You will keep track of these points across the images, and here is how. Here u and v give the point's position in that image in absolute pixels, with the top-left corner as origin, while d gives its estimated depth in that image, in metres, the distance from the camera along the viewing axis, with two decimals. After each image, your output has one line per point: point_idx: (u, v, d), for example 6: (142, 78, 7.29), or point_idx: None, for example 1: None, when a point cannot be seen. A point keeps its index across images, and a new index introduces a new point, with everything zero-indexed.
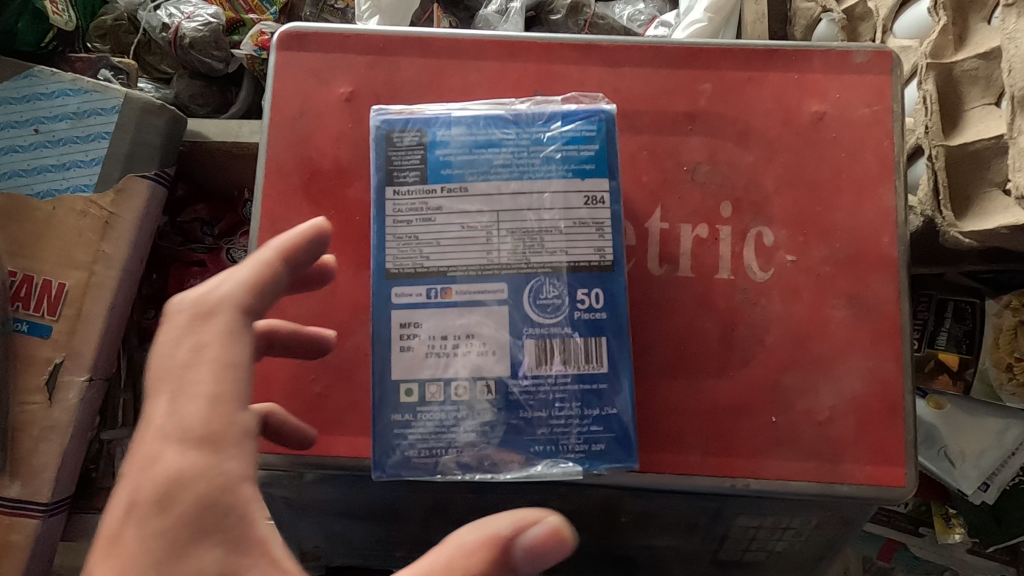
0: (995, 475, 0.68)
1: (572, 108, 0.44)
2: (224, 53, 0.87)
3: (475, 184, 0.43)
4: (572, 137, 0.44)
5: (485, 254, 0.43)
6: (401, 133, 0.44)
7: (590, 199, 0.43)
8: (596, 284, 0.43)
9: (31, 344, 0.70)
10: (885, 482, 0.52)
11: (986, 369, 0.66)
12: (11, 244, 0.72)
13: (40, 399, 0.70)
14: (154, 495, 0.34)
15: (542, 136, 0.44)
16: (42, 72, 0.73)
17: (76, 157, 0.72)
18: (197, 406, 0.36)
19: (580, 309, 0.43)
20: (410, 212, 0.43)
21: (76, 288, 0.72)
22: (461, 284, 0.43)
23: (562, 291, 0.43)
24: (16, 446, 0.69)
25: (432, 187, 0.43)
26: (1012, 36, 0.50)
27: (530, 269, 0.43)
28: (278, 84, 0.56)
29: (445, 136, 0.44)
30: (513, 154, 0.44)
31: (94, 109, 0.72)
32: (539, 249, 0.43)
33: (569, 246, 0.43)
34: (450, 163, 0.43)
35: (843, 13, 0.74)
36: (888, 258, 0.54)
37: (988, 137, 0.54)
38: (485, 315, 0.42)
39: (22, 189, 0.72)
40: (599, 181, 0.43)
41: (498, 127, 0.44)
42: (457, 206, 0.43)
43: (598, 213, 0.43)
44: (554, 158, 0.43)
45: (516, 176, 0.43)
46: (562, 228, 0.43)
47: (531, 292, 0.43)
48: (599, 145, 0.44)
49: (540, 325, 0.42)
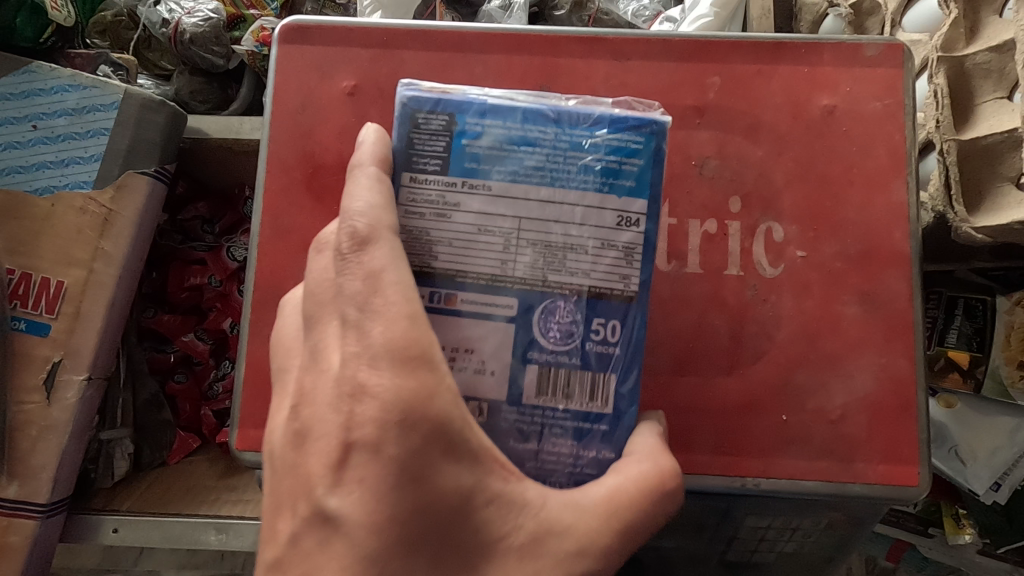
0: (1008, 475, 0.67)
1: (621, 116, 0.42)
2: (225, 49, 0.86)
3: (500, 184, 0.42)
4: (614, 148, 0.42)
5: (501, 263, 0.42)
6: (430, 114, 0.42)
7: (623, 220, 0.42)
8: (614, 316, 0.42)
9: (30, 343, 0.69)
10: (899, 481, 0.51)
11: (997, 366, 0.65)
12: (8, 242, 0.70)
13: (38, 398, 0.69)
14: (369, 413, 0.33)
15: (583, 142, 0.42)
16: (40, 67, 0.72)
17: (76, 153, 0.71)
18: (397, 326, 0.33)
19: (593, 339, 0.42)
20: (426, 204, 0.42)
21: (75, 286, 0.71)
22: (468, 293, 0.41)
23: (574, 316, 0.42)
24: (14, 446, 0.68)
25: (454, 181, 0.42)
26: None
27: (547, 287, 0.41)
28: (280, 78, 0.56)
29: (478, 127, 0.42)
30: (547, 155, 0.42)
31: (94, 105, 0.71)
32: (558, 264, 0.42)
33: (592, 268, 0.42)
34: (477, 157, 0.42)
35: (851, 7, 0.73)
36: (901, 253, 0.53)
37: (1001, 131, 0.54)
38: (491, 332, 0.41)
39: (20, 186, 0.71)
40: (633, 200, 0.42)
41: (536, 126, 0.42)
42: (477, 205, 0.42)
43: (630, 236, 0.42)
44: (591, 167, 0.42)
45: (547, 182, 0.42)
46: (588, 244, 0.42)
47: (543, 312, 0.41)
48: (644, 161, 0.42)
49: (548, 350, 0.41)
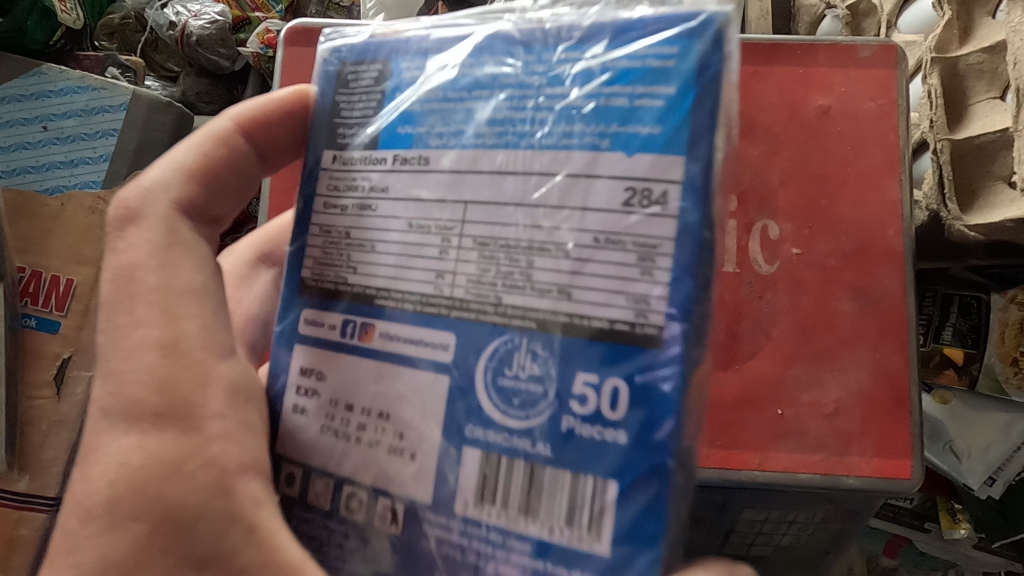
0: (1002, 470, 0.68)
1: (633, 21, 0.31)
2: (230, 50, 0.87)
3: (438, 155, 0.34)
4: (616, 72, 0.31)
5: (436, 276, 0.33)
6: (356, 65, 0.38)
7: (639, 194, 0.29)
8: (615, 377, 0.29)
9: (41, 339, 0.71)
10: (891, 474, 0.51)
11: (991, 362, 0.66)
12: (20, 240, 0.72)
13: (49, 393, 0.71)
14: (147, 486, 0.30)
15: (567, 75, 0.32)
16: (50, 69, 0.74)
17: (85, 153, 0.73)
18: (148, 357, 0.32)
19: (574, 413, 0.30)
20: (346, 191, 0.37)
21: (84, 283, 0.72)
22: (385, 324, 0.34)
23: (542, 378, 0.31)
24: (27, 440, 0.70)
25: (381, 156, 0.36)
26: (1016, 29, 0.50)
27: (503, 313, 0.31)
28: (286, 80, 0.57)
29: (411, 74, 0.36)
30: (511, 99, 0.33)
31: (102, 106, 0.73)
32: (520, 282, 0.31)
33: (580, 288, 0.30)
34: (412, 119, 0.35)
35: (848, 9, 0.74)
36: (893, 251, 0.54)
37: (993, 130, 0.54)
38: (414, 383, 0.33)
39: (31, 185, 0.73)
40: (656, 154, 0.29)
41: (501, 57, 0.34)
42: (407, 190, 0.34)
43: (648, 222, 0.29)
44: (579, 107, 0.31)
45: (505, 143, 0.32)
46: (572, 249, 0.30)
47: (495, 361, 0.32)
48: (677, 87, 0.30)
49: (500, 424, 0.31)
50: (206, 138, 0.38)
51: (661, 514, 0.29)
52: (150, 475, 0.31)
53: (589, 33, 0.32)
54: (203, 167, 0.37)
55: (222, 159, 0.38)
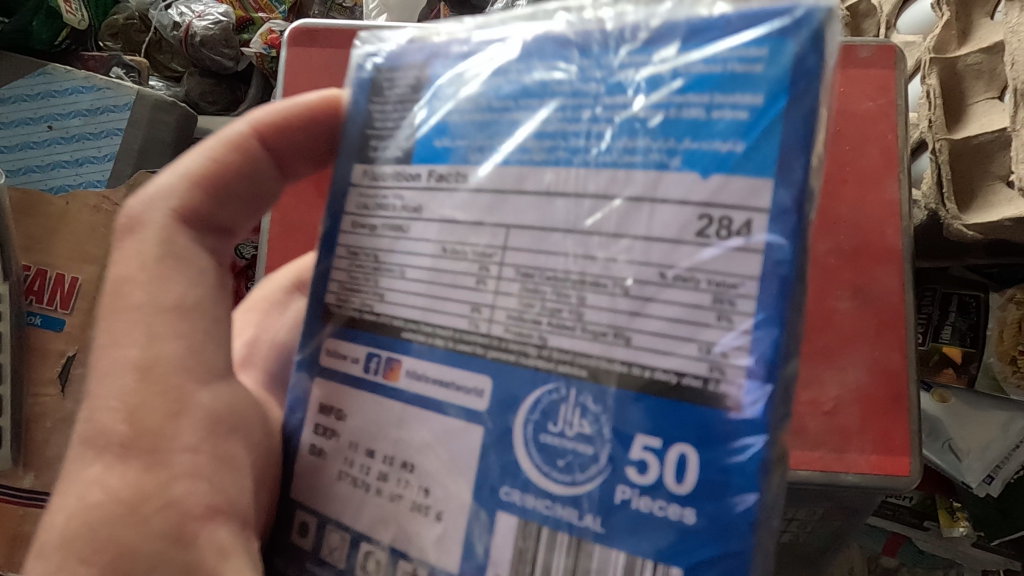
0: (1000, 468, 0.68)
1: (710, 19, 0.28)
2: (234, 50, 0.88)
3: (477, 175, 0.32)
4: (687, 79, 0.28)
5: (472, 311, 0.31)
6: (392, 71, 0.36)
7: (715, 223, 0.26)
8: (681, 445, 0.26)
9: (46, 337, 0.72)
10: (890, 471, 0.52)
11: (990, 361, 0.66)
12: (24, 239, 0.73)
13: (54, 390, 0.71)
14: (104, 521, 0.29)
15: (632, 80, 0.29)
16: (55, 69, 0.74)
17: (90, 153, 0.73)
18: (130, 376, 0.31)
19: (630, 482, 0.27)
20: (377, 214, 0.35)
21: (88, 282, 0.73)
22: (413, 358, 0.32)
23: (594, 438, 0.28)
24: (31, 437, 0.71)
25: (416, 174, 0.34)
26: (1014, 29, 0.50)
27: (547, 357, 0.29)
28: (290, 79, 0.58)
29: (450, 78, 0.34)
30: (563, 110, 0.30)
31: (107, 106, 0.73)
32: (569, 322, 0.28)
33: (640, 333, 0.27)
34: (450, 133, 0.33)
35: (847, 10, 0.75)
36: (892, 249, 0.54)
37: (992, 130, 0.55)
38: (444, 425, 0.31)
39: (37, 184, 0.74)
40: (738, 175, 0.26)
41: (554, 62, 0.31)
42: (442, 212, 0.33)
43: (726, 255, 0.26)
44: (641, 119, 0.28)
45: (552, 159, 0.30)
46: (629, 285, 0.27)
47: (540, 414, 0.29)
48: (766, 98, 0.26)
49: (541, 486, 0.29)
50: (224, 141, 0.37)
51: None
52: (102, 514, 0.29)
53: (658, 32, 0.29)
54: (217, 171, 0.36)
55: (236, 164, 0.37)
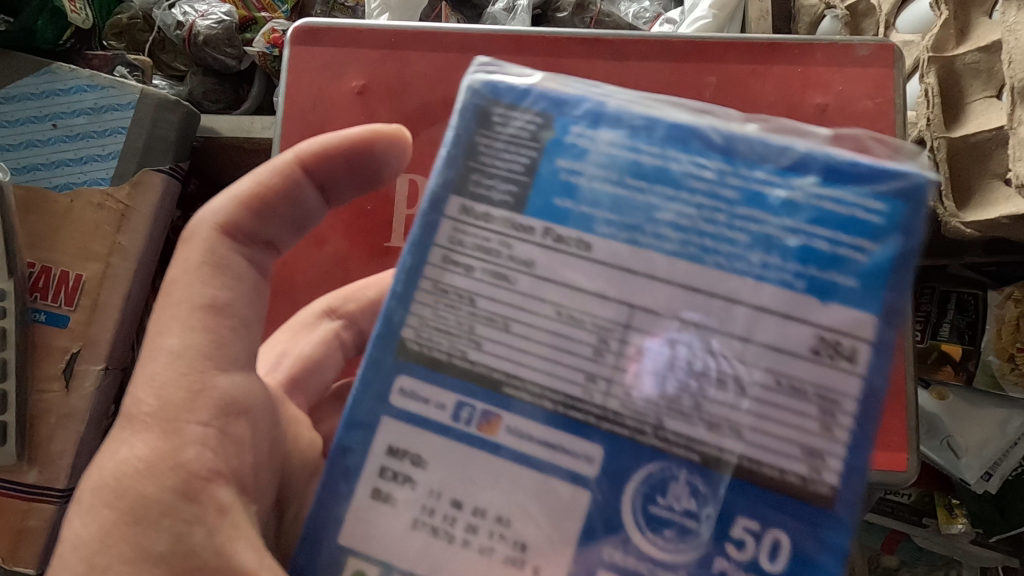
0: (999, 465, 0.68)
1: (849, 164, 0.33)
2: (237, 50, 0.89)
3: (598, 243, 0.33)
4: (818, 212, 0.32)
5: (586, 379, 0.33)
6: (507, 111, 0.36)
7: (829, 345, 0.32)
8: (778, 529, 0.31)
9: (50, 333, 0.73)
10: (889, 467, 0.52)
11: (988, 359, 0.66)
12: (31, 236, 0.74)
13: (58, 386, 0.72)
14: (128, 478, 0.33)
15: (772, 199, 0.33)
16: (60, 68, 0.75)
17: (94, 151, 0.74)
18: (164, 365, 0.34)
19: (729, 556, 0.31)
20: (472, 248, 0.35)
21: (92, 279, 0.73)
22: (513, 417, 0.33)
23: (697, 514, 0.31)
24: (35, 432, 0.71)
25: (527, 226, 0.34)
26: (1012, 28, 0.51)
27: (662, 438, 0.32)
28: (292, 78, 0.58)
29: (581, 141, 0.35)
30: (700, 208, 0.33)
31: (111, 104, 0.74)
32: (687, 410, 0.32)
33: (754, 428, 0.32)
34: (592, 203, 0.34)
35: (847, 10, 0.75)
36: None
37: (990, 129, 0.55)
38: (545, 487, 0.32)
39: (41, 182, 0.74)
40: (848, 308, 0.32)
41: (698, 158, 0.34)
42: (560, 272, 0.33)
43: (839, 375, 0.32)
44: (777, 239, 0.32)
45: (693, 252, 0.33)
46: (751, 389, 0.32)
47: (652, 487, 0.32)
48: (878, 244, 0.32)
49: (643, 551, 0.31)
50: (273, 166, 0.39)
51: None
52: (129, 470, 0.33)
53: (799, 161, 0.33)
54: (262, 194, 0.39)
55: (281, 188, 0.39)
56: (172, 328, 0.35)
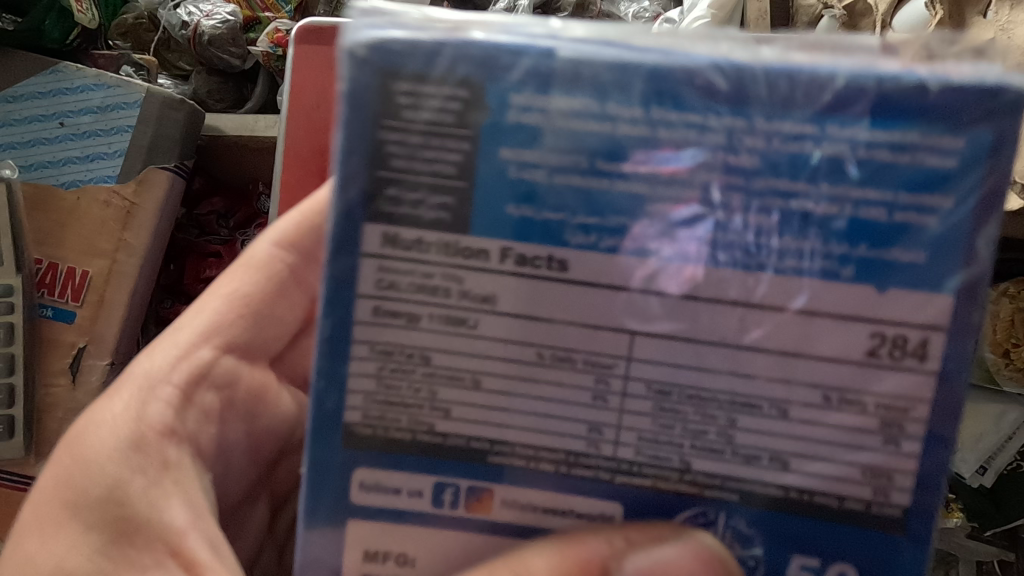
0: (994, 459, 0.69)
1: (892, 105, 0.28)
2: (241, 49, 0.90)
3: (577, 260, 0.30)
4: (868, 173, 0.28)
5: (588, 430, 0.31)
6: (416, 82, 0.29)
7: (894, 342, 0.29)
8: (837, 557, 0.30)
9: (57, 329, 0.74)
10: None
11: (984, 354, 0.67)
12: (38, 233, 0.75)
13: (65, 380, 0.73)
14: (103, 423, 0.39)
15: (805, 157, 0.28)
16: (67, 67, 0.76)
17: (100, 149, 0.75)
18: (177, 339, 0.43)
19: None
20: (410, 288, 0.30)
21: (98, 275, 0.74)
22: (508, 491, 0.31)
23: (744, 559, 0.31)
24: (43, 426, 0.72)
25: (480, 246, 0.30)
26: None
27: (690, 481, 0.31)
28: (297, 77, 0.59)
29: (527, 112, 0.29)
30: (710, 188, 0.29)
31: (117, 103, 0.75)
32: (718, 447, 0.30)
33: (798, 456, 0.30)
34: (593, 197, 0.30)
35: (845, 9, 0.76)
36: None
37: None
38: None
39: (48, 180, 0.75)
40: (912, 284, 0.29)
41: (705, 119, 0.29)
42: (517, 303, 0.30)
43: (901, 376, 0.29)
44: (817, 213, 0.29)
45: (716, 249, 0.29)
46: (794, 411, 0.30)
47: None
48: (956, 200, 0.28)
49: None
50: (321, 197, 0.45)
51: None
52: (105, 417, 0.39)
53: (846, 94, 0.28)
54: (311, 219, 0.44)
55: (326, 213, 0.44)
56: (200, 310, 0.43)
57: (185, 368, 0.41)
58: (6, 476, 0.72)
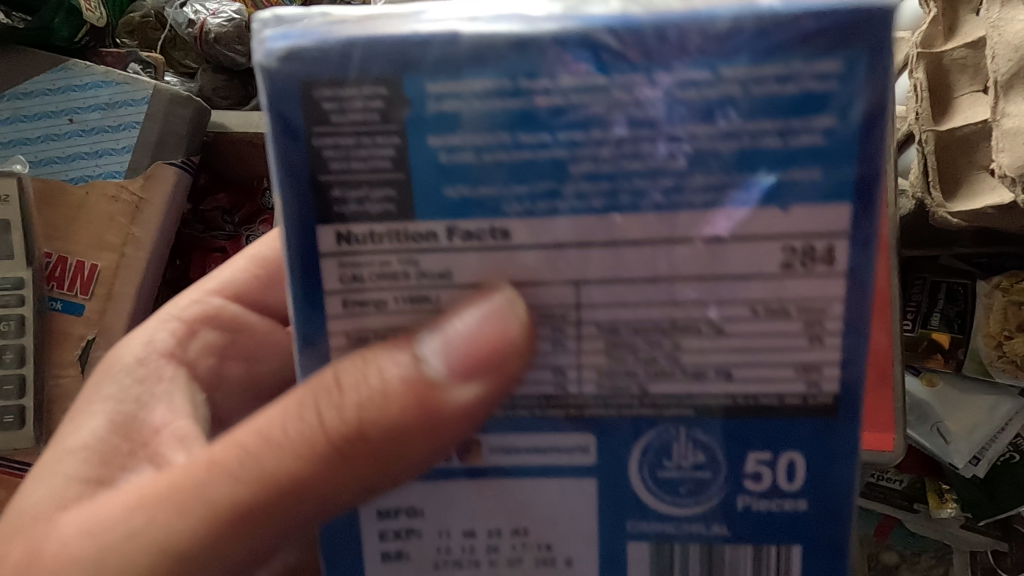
0: (986, 449, 0.70)
1: (775, 44, 0.28)
2: (248, 47, 0.91)
3: (518, 225, 0.30)
4: (758, 106, 0.29)
5: (555, 374, 0.33)
6: (335, 87, 0.29)
7: (801, 255, 0.30)
8: (791, 451, 0.33)
9: (66, 321, 0.75)
10: (875, 447, 0.55)
11: (977, 346, 0.68)
12: (47, 227, 0.76)
13: (74, 372, 0.74)
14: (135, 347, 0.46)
15: (682, 104, 0.29)
16: (76, 65, 0.77)
17: (108, 145, 0.76)
18: (204, 290, 0.50)
19: (748, 490, 0.34)
20: (371, 275, 0.32)
21: (107, 269, 0.76)
22: (497, 439, 0.34)
23: (706, 464, 0.34)
24: (52, 417, 0.74)
25: (427, 226, 0.31)
26: (995, 25, 0.53)
27: (651, 404, 0.33)
28: None
29: (443, 99, 0.29)
30: (616, 142, 0.29)
31: (125, 100, 0.76)
32: (668, 369, 0.32)
33: (740, 366, 0.32)
34: (496, 176, 0.30)
35: None
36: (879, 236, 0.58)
37: (976, 121, 0.57)
38: (570, 482, 0.34)
39: (58, 175, 0.77)
40: (807, 205, 0.30)
41: (592, 84, 0.29)
42: (469, 262, 0.31)
43: (813, 283, 0.31)
44: (702, 152, 0.29)
45: (625, 206, 0.30)
46: (723, 326, 0.31)
47: (655, 457, 0.34)
48: (836, 118, 0.29)
49: (669, 511, 0.35)
50: None
51: (840, 563, 0.34)
52: (137, 342, 0.47)
53: (726, 35, 0.28)
54: None
55: None
56: (230, 265, 0.51)
57: (199, 310, 0.49)
58: (16, 464, 0.73)
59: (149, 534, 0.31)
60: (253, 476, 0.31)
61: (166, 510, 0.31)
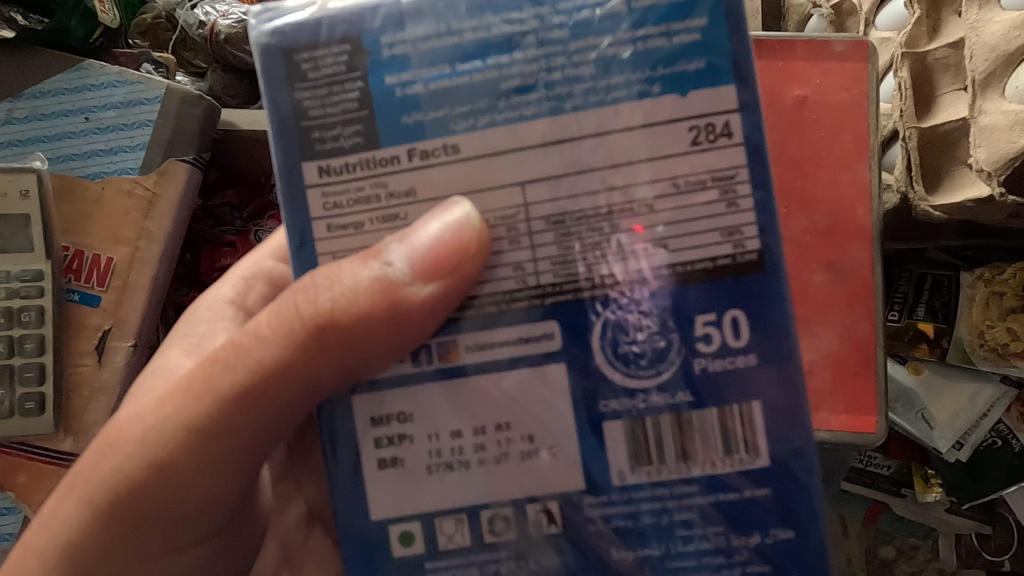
0: (969, 434, 0.73)
1: None
2: None
3: (466, 138, 0.35)
4: (641, 19, 0.35)
5: (517, 269, 0.36)
6: (311, 49, 0.36)
7: (704, 130, 0.35)
8: (731, 308, 0.36)
9: (83, 312, 0.78)
10: (859, 428, 0.59)
11: (960, 333, 0.71)
12: (65, 222, 0.79)
13: (91, 361, 0.77)
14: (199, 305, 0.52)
15: (587, 21, 0.35)
16: (92, 65, 0.80)
17: (123, 142, 0.79)
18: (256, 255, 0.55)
19: (702, 354, 0.36)
20: (349, 198, 0.36)
21: (122, 261, 0.79)
22: (471, 339, 0.37)
23: (659, 332, 0.37)
24: (71, 404, 0.77)
25: (390, 152, 0.36)
26: (974, 25, 0.55)
27: (596, 283, 0.36)
28: None
29: (393, 47, 0.35)
30: (537, 61, 0.35)
31: (139, 99, 0.79)
32: (606, 248, 0.36)
33: (674, 238, 0.36)
34: (446, 99, 0.35)
35: (832, 8, 0.79)
36: (864, 228, 0.60)
37: (955, 119, 0.60)
38: (538, 372, 0.37)
39: (74, 171, 0.80)
40: (708, 88, 0.35)
41: (507, 16, 0.35)
42: (431, 175, 0.36)
43: (721, 152, 0.35)
44: (610, 58, 0.35)
45: (554, 109, 0.35)
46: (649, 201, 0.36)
47: (614, 332, 0.37)
48: (707, 18, 0.34)
49: (634, 387, 0.37)
50: None
51: (799, 425, 0.37)
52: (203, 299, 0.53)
53: None
54: None
55: None
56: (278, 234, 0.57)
57: (255, 270, 0.53)
58: (35, 448, 0.76)
59: (170, 419, 0.38)
60: (250, 363, 0.37)
61: (184, 397, 0.38)
